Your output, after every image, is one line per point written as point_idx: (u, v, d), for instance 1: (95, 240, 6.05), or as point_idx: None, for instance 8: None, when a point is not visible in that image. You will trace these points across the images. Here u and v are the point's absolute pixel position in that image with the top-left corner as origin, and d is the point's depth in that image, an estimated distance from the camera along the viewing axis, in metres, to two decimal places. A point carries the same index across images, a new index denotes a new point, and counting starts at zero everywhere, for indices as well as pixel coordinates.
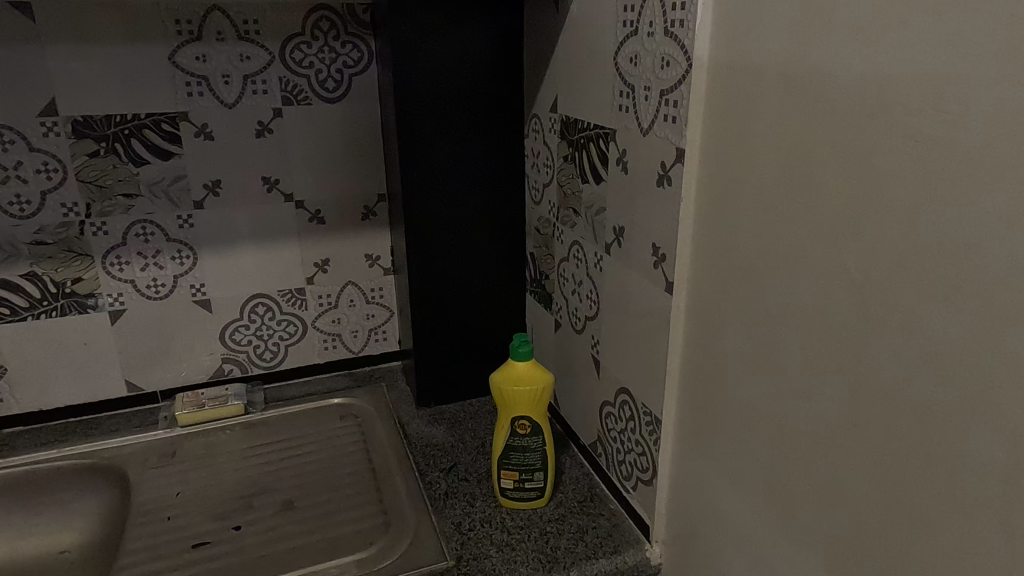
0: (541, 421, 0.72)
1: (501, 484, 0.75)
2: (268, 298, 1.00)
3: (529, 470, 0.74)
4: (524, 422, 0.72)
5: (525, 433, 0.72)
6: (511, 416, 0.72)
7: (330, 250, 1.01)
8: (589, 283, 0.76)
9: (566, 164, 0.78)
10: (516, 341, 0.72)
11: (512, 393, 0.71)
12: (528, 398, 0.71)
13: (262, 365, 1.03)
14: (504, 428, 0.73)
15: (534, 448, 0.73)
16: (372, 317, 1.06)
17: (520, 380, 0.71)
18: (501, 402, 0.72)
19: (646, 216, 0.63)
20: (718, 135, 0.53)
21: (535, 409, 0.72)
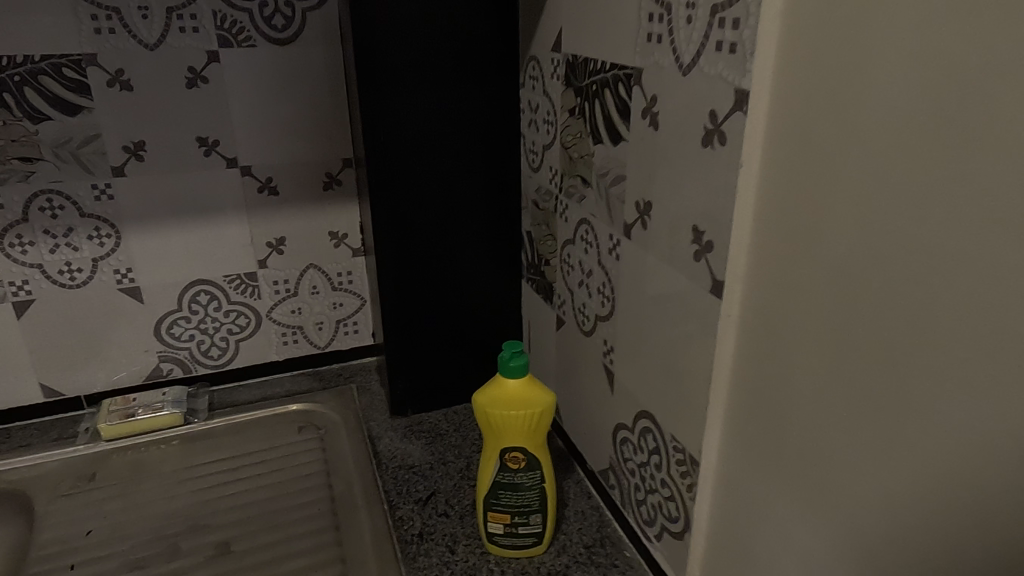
0: (540, 452, 0.56)
1: (488, 530, 0.59)
2: (212, 285, 0.83)
3: (525, 514, 0.58)
4: (518, 455, 0.56)
5: (519, 469, 0.56)
6: (501, 446, 0.56)
7: (287, 227, 0.84)
8: (600, 274, 0.60)
9: (572, 120, 0.61)
10: (506, 353, 0.56)
11: (501, 419, 0.55)
12: (523, 424, 0.55)
13: (208, 364, 0.87)
14: (491, 462, 0.57)
15: (531, 486, 0.57)
16: (339, 307, 0.90)
17: (511, 402, 0.55)
18: (487, 429, 0.56)
19: (681, 187, 0.46)
20: (803, 68, 0.36)
21: (532, 438, 0.56)
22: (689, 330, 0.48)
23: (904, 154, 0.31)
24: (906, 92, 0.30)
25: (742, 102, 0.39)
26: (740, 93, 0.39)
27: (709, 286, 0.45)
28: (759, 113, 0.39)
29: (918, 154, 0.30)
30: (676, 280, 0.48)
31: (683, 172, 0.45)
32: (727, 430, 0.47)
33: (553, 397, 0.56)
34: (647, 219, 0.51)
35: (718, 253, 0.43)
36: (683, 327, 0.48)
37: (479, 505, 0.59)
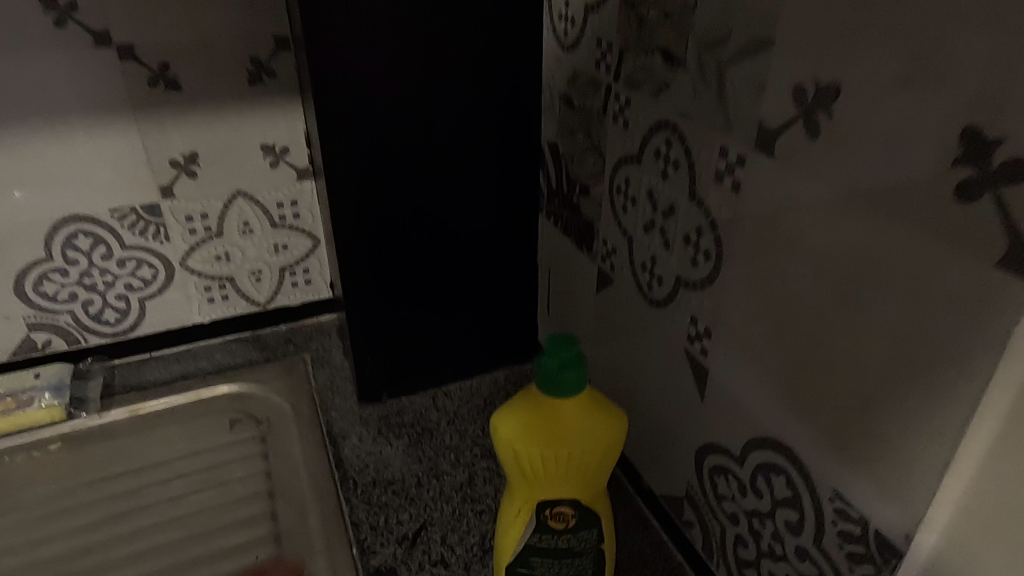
0: (599, 503, 0.36)
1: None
2: (95, 223, 0.58)
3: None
4: (565, 510, 0.35)
5: (567, 528, 0.36)
6: (538, 498, 0.36)
7: (199, 137, 0.58)
8: (689, 213, 0.37)
9: None
10: (552, 362, 0.34)
11: (541, 459, 0.35)
12: (575, 466, 0.35)
13: (103, 331, 0.63)
14: (522, 517, 0.36)
15: (585, 553, 0.37)
16: (283, 249, 0.66)
17: (559, 435, 0.34)
18: (515, 471, 0.36)
19: (938, 50, 0.22)
20: None
21: (589, 486, 0.36)
22: (910, 331, 0.26)
23: None
24: None
25: None
26: None
27: (990, 254, 0.22)
28: None
29: None
30: (891, 234, 0.25)
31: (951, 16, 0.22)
32: (964, 520, 0.26)
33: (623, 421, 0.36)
34: (820, 119, 0.27)
35: None
36: (896, 323, 0.26)
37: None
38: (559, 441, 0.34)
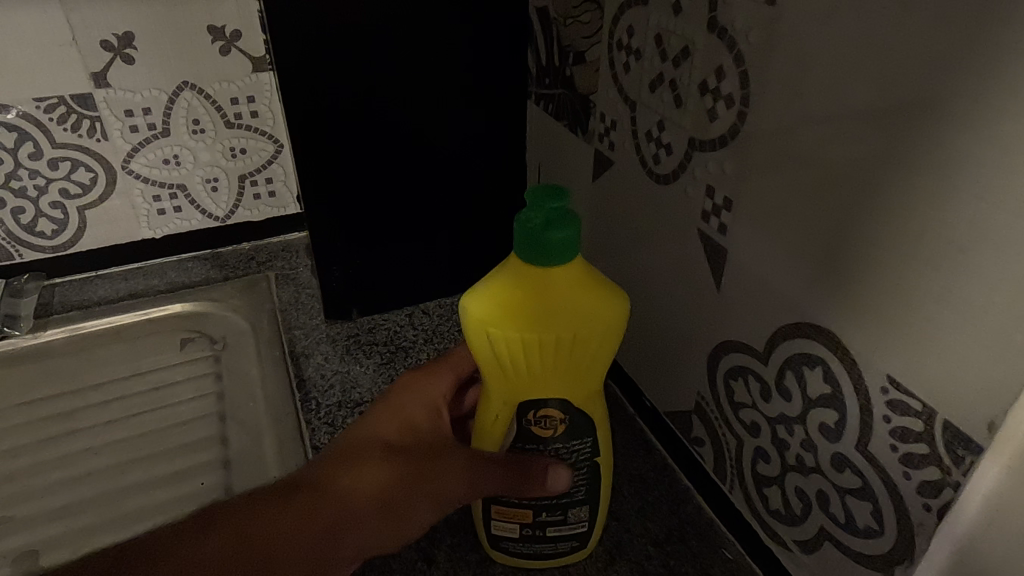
0: (594, 410, 0.32)
1: (490, 538, 0.35)
2: (20, 115, 0.51)
3: (562, 516, 0.33)
4: (554, 414, 0.32)
5: (556, 435, 0.32)
6: (521, 398, 0.32)
7: (133, 13, 0.50)
8: (709, 52, 0.30)
9: None
10: (535, 218, 0.29)
11: (523, 343, 0.30)
12: (566, 357, 0.31)
13: (40, 246, 0.57)
14: (501, 425, 0.32)
15: (577, 466, 0.33)
16: (241, 153, 0.58)
17: (545, 312, 0.30)
18: (494, 364, 0.31)
19: None
20: None
21: (582, 388, 0.32)
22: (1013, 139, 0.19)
23: None
24: None
25: None
26: None
27: None
28: None
29: None
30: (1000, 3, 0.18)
31: None
32: None
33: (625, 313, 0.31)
34: None
35: None
36: (1000, 131, 0.19)
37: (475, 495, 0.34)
38: (546, 318, 0.30)
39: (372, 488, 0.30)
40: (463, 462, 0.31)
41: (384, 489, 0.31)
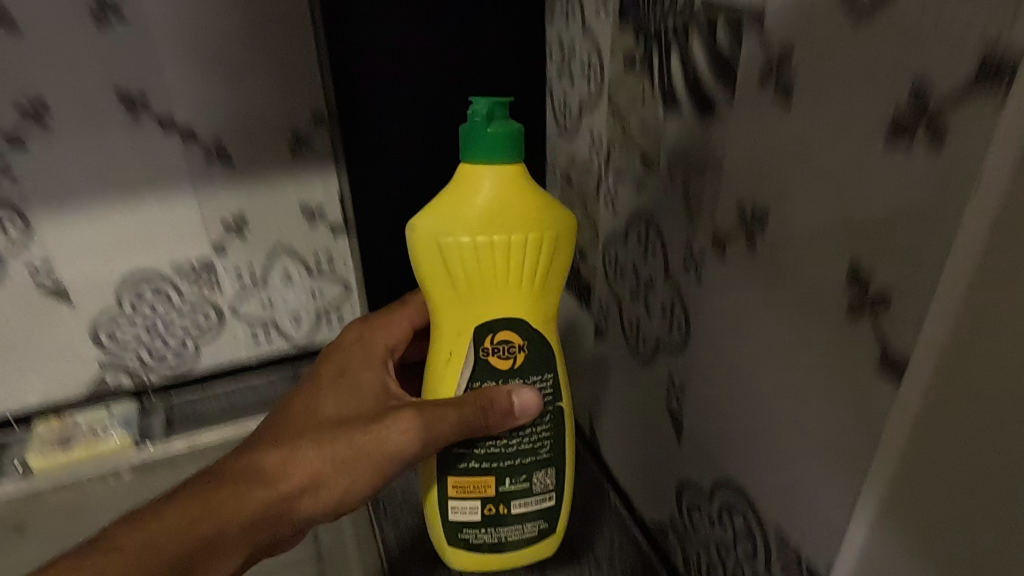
0: (543, 326, 0.47)
1: (452, 520, 0.49)
2: (159, 277, 0.67)
3: (526, 483, 0.49)
4: (514, 340, 0.47)
5: (516, 367, 0.47)
6: (478, 322, 0.46)
7: (247, 201, 0.66)
8: (667, 289, 0.44)
9: (629, 72, 0.43)
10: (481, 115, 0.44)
11: (473, 265, 0.45)
12: (511, 270, 0.46)
13: (163, 371, 0.72)
14: (466, 338, 0.47)
15: (537, 434, 0.48)
16: (320, 295, 0.74)
17: (489, 219, 0.45)
18: (447, 279, 0.46)
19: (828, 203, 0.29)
20: None
21: (533, 298, 0.47)
22: (809, 406, 0.33)
23: None
24: None
25: (996, 80, 0.21)
26: (995, 54, 0.21)
27: (870, 357, 0.29)
28: None
29: None
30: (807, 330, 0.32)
31: (839, 168, 0.29)
32: None
33: (567, 260, 0.48)
34: (757, 234, 0.34)
35: (900, 313, 0.27)
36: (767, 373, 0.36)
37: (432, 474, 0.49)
38: (489, 249, 0.45)
39: (319, 463, 0.45)
40: (399, 437, 0.45)
41: (328, 459, 0.45)
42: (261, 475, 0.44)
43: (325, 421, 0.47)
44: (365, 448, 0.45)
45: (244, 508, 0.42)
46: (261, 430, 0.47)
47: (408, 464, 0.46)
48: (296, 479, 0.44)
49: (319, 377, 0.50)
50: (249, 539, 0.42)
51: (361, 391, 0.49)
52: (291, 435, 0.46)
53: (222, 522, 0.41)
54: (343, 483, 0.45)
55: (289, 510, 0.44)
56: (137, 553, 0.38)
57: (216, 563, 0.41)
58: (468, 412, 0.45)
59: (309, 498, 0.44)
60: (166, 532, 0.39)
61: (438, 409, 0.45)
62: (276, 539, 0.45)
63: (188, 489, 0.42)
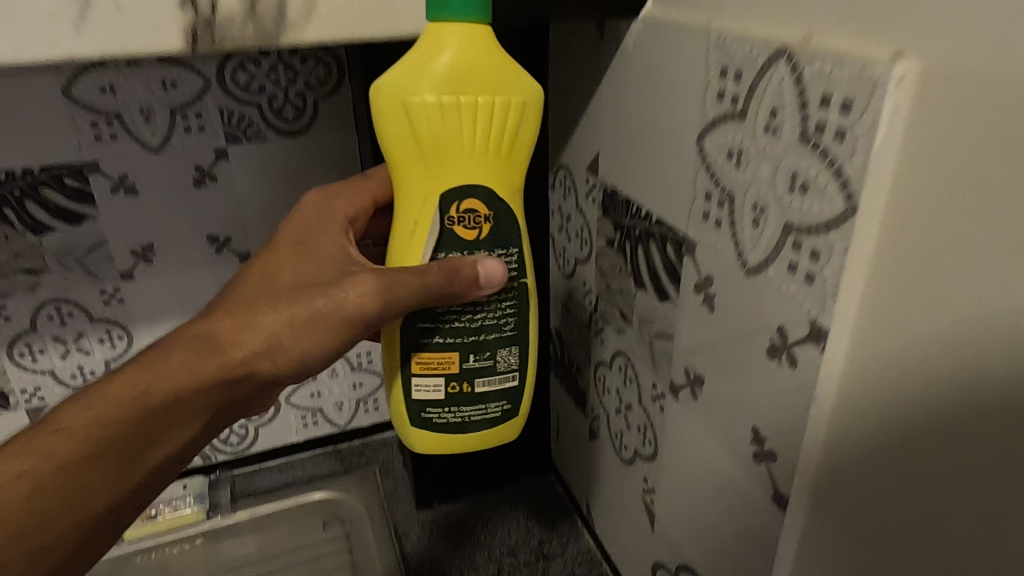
0: (509, 200, 0.48)
1: (416, 399, 0.51)
2: None
3: (490, 360, 0.50)
4: (481, 210, 0.47)
5: (482, 239, 0.48)
6: (437, 191, 0.46)
7: None
8: (641, 412, 0.57)
9: (609, 249, 0.57)
10: None
11: (439, 133, 0.45)
12: (477, 142, 0.45)
13: (228, 451, 0.86)
14: (428, 206, 0.47)
15: (502, 307, 0.50)
16: (359, 386, 0.87)
17: (455, 76, 0.44)
18: (414, 147, 0.45)
19: (738, 381, 0.43)
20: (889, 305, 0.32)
21: (499, 170, 0.47)
22: (734, 518, 0.46)
23: None
24: None
25: (819, 338, 0.35)
26: (817, 325, 0.35)
27: (769, 491, 0.42)
28: None
29: None
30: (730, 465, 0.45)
31: (742, 361, 0.42)
32: None
33: (540, 117, 0.47)
34: (698, 390, 0.47)
35: (783, 468, 0.40)
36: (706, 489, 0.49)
37: (396, 358, 0.50)
38: (455, 109, 0.44)
39: (271, 326, 0.46)
40: (361, 291, 0.45)
41: (280, 327, 0.46)
42: (215, 344, 0.46)
43: (282, 286, 0.49)
44: (317, 322, 0.46)
45: (193, 390, 0.46)
46: (216, 299, 0.50)
47: (372, 328, 0.46)
48: (246, 349, 0.46)
49: (280, 244, 0.51)
50: (201, 409, 0.47)
51: (324, 256, 0.51)
52: (246, 305, 0.47)
53: (179, 386, 0.45)
54: (300, 344, 0.47)
55: (243, 372, 0.47)
56: (95, 449, 0.44)
57: (173, 418, 0.46)
58: (431, 277, 0.45)
59: (264, 363, 0.47)
60: (109, 409, 0.44)
61: (402, 275, 0.45)
62: (239, 405, 0.49)
63: (144, 364, 0.46)
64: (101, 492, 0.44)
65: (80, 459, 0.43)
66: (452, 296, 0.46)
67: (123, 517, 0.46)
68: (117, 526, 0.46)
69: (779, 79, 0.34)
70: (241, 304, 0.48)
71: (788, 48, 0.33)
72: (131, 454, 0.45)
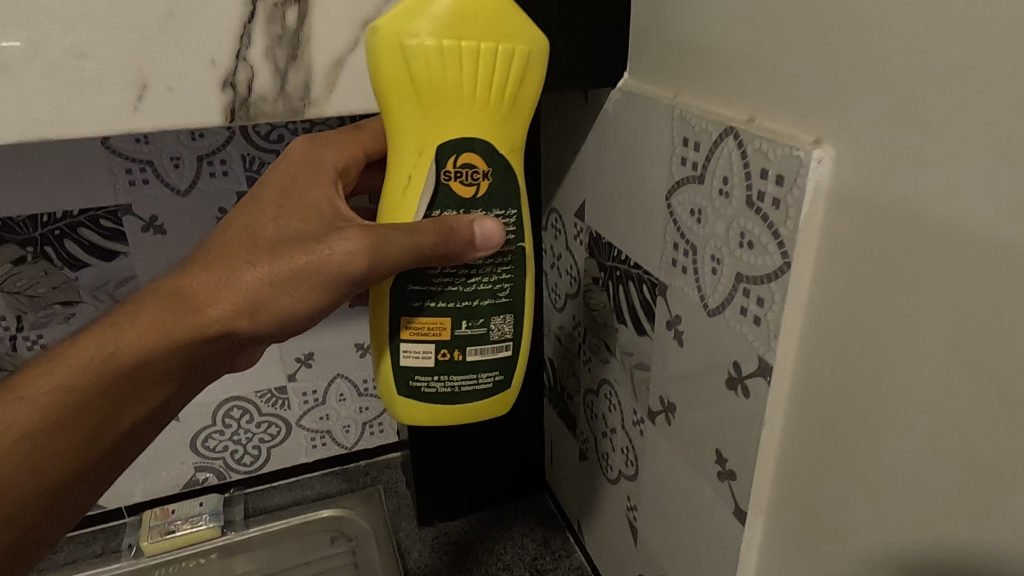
0: (509, 156, 0.46)
1: (404, 366, 0.50)
2: (245, 400, 0.86)
3: (484, 328, 0.49)
4: (479, 165, 0.45)
5: (480, 198, 0.46)
6: (436, 145, 0.45)
7: (315, 343, 0.86)
8: (624, 435, 0.63)
9: (595, 287, 0.63)
10: None
11: (437, 79, 0.43)
12: (477, 91, 0.44)
13: (242, 470, 0.91)
14: (426, 159, 0.45)
15: (498, 274, 0.49)
16: (365, 410, 0.93)
17: (457, 21, 0.42)
18: (410, 95, 0.43)
19: (704, 410, 0.48)
20: (821, 345, 0.38)
21: (497, 124, 0.45)
22: (703, 532, 0.51)
23: (910, 484, 0.34)
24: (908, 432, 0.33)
25: (766, 373, 0.41)
26: (764, 362, 0.41)
27: (731, 508, 0.47)
28: (783, 381, 0.41)
29: (915, 493, 0.33)
30: (698, 484, 0.51)
31: (705, 392, 0.48)
32: None
33: (543, 68, 0.45)
34: (671, 417, 0.53)
35: (742, 486, 0.45)
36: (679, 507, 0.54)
37: (384, 328, 0.49)
38: (455, 54, 0.42)
39: (252, 287, 0.46)
40: (344, 251, 0.44)
41: (263, 287, 0.46)
42: (189, 303, 0.46)
43: (263, 239, 0.47)
44: (302, 280, 0.45)
45: (164, 350, 0.46)
46: (199, 250, 0.49)
47: (357, 285, 0.45)
48: (224, 307, 0.46)
49: (264, 197, 0.49)
50: (173, 367, 0.47)
51: (311, 207, 0.49)
52: (224, 258, 0.47)
53: (149, 348, 0.45)
54: (280, 299, 0.46)
55: (222, 329, 0.46)
56: (55, 413, 0.43)
57: (148, 377, 0.46)
58: (424, 234, 0.43)
59: (243, 321, 0.46)
60: (76, 374, 0.44)
61: (389, 232, 0.43)
62: (216, 357, 0.50)
63: (108, 328, 0.45)
64: (74, 449, 0.44)
65: (38, 429, 0.42)
66: (444, 254, 0.44)
67: (101, 474, 0.47)
68: (98, 481, 0.47)
69: (729, 152, 0.41)
70: (222, 256, 0.47)
71: (735, 127, 0.40)
72: (102, 416, 0.45)
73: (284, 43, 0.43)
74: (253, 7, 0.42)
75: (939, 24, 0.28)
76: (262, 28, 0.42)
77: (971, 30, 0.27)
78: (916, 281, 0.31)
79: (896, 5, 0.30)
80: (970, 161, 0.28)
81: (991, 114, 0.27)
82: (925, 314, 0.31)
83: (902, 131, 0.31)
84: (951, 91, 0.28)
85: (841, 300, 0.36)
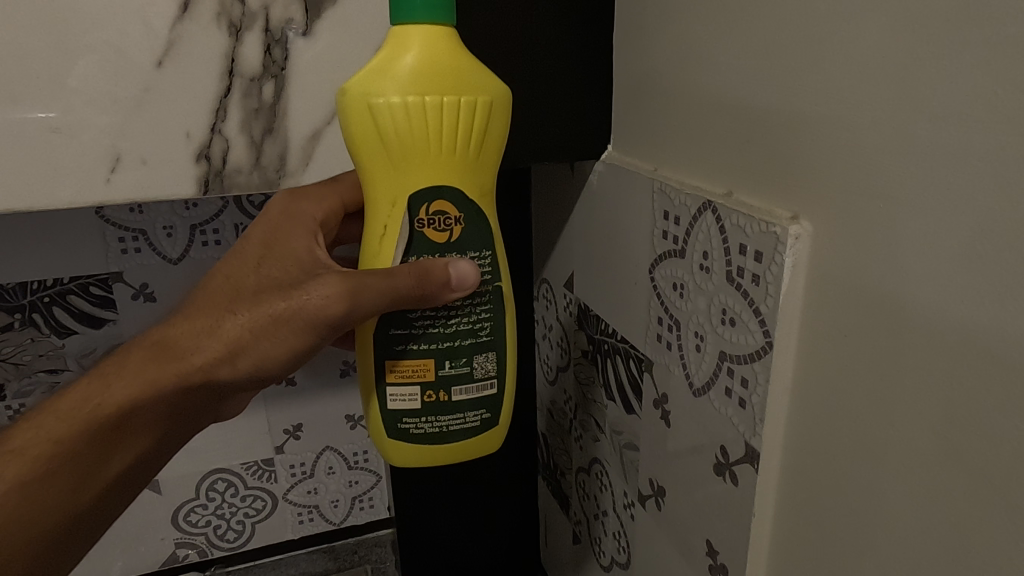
0: (480, 202, 0.45)
1: (390, 410, 0.47)
2: (231, 473, 0.83)
3: (467, 368, 0.47)
4: (450, 211, 0.44)
5: (454, 241, 0.45)
6: (410, 197, 0.44)
7: (304, 414, 0.84)
8: (616, 520, 0.59)
9: (585, 360, 0.60)
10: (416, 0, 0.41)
11: (404, 133, 0.42)
12: (444, 141, 0.43)
13: (225, 547, 0.87)
14: (399, 210, 0.44)
15: (478, 314, 0.47)
16: (355, 484, 0.89)
17: (421, 76, 0.42)
18: (378, 149, 0.43)
19: (692, 496, 0.45)
20: (807, 427, 0.35)
21: (465, 171, 0.44)
22: None
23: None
24: (904, 525, 0.30)
25: (753, 459, 0.38)
26: (750, 447, 0.38)
27: None
28: (771, 468, 0.38)
29: None
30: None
31: (694, 480, 0.45)
32: None
33: (507, 113, 0.45)
34: (661, 503, 0.50)
35: None
36: None
37: (370, 373, 0.47)
38: (420, 111, 0.42)
39: (232, 335, 0.44)
40: (321, 296, 0.42)
41: (243, 334, 0.44)
42: (174, 352, 0.45)
43: (244, 287, 0.45)
44: (279, 327, 0.43)
45: (150, 402, 0.45)
46: (188, 301, 0.48)
47: (338, 330, 0.43)
48: (206, 355, 0.44)
49: (247, 248, 0.47)
50: (159, 418, 0.46)
51: (293, 255, 0.46)
52: (207, 306, 0.45)
53: (133, 399, 0.44)
54: (263, 347, 0.44)
55: (206, 379, 0.45)
56: (37, 468, 0.42)
57: (133, 430, 0.45)
58: (400, 279, 0.41)
59: (225, 369, 0.45)
60: (59, 427, 0.43)
61: (368, 276, 0.42)
62: (206, 409, 0.48)
63: (95, 380, 0.44)
64: (60, 506, 0.43)
65: (22, 485, 0.41)
66: (422, 297, 0.42)
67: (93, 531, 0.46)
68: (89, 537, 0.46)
69: (708, 227, 0.39)
70: (205, 307, 0.45)
71: (713, 202, 0.39)
72: (87, 471, 0.44)
73: (260, 116, 0.44)
74: (231, 80, 0.42)
75: (903, 97, 0.28)
76: (239, 101, 0.43)
77: (937, 103, 0.26)
78: (901, 358, 0.29)
79: (864, 80, 0.30)
80: (947, 237, 0.26)
81: (963, 189, 0.26)
82: (913, 402, 0.29)
83: (877, 207, 0.29)
84: (918, 164, 0.27)
85: (827, 379, 0.33)
